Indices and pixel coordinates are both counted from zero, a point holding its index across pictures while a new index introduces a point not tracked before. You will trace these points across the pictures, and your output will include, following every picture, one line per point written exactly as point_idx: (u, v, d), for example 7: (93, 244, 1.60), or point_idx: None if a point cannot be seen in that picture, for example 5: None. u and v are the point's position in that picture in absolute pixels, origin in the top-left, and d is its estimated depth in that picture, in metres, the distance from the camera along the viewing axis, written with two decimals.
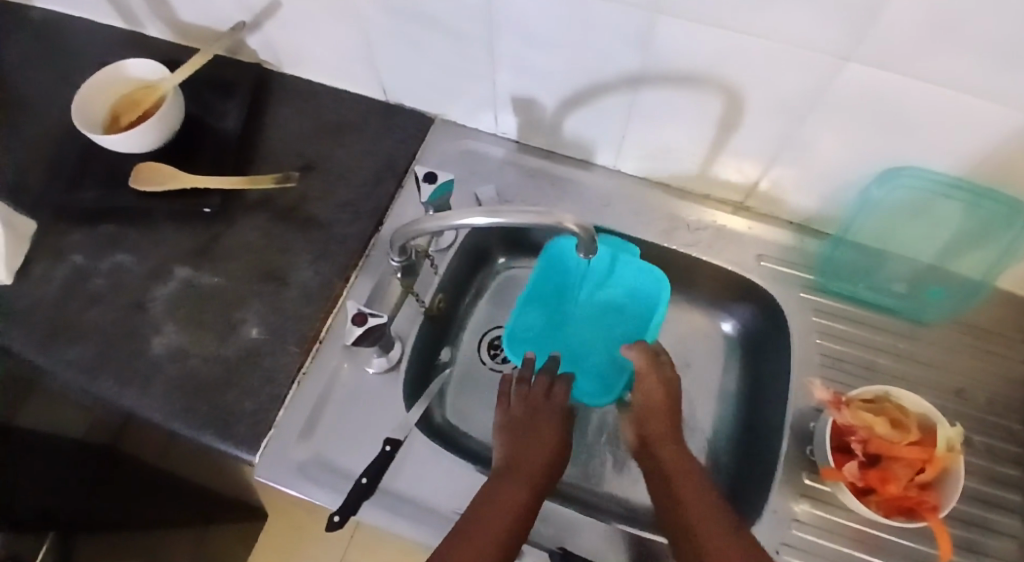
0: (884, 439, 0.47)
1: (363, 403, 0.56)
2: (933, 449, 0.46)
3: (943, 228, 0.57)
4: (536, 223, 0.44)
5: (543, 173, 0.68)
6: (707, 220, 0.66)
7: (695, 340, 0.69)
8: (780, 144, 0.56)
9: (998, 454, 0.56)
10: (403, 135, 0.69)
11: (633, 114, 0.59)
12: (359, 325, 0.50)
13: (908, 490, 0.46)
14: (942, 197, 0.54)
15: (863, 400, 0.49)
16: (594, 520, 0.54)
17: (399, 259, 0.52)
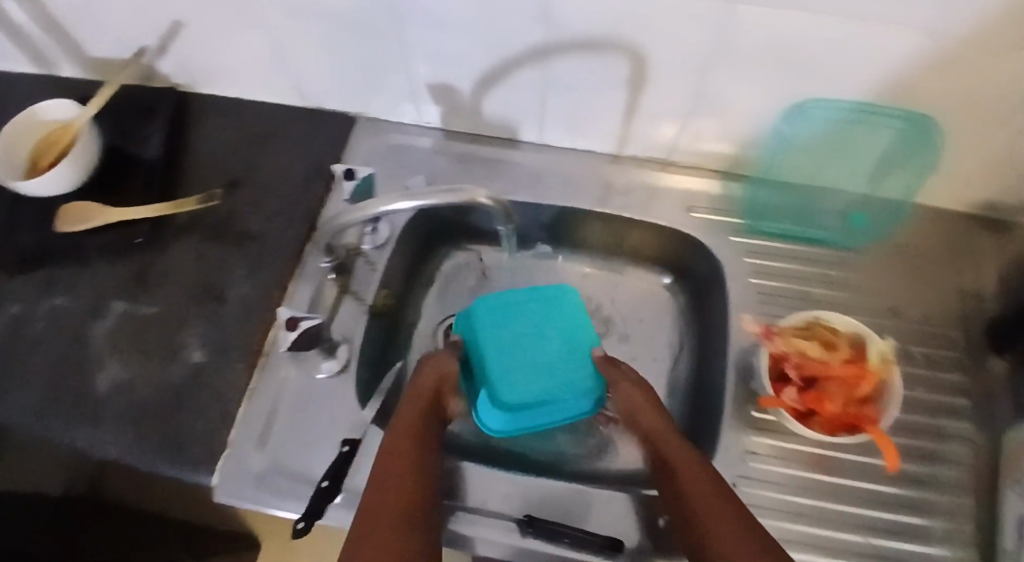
0: (817, 361, 0.48)
1: (317, 408, 0.57)
2: (866, 364, 0.47)
3: (861, 157, 0.58)
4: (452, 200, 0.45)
5: (472, 156, 0.69)
6: (636, 180, 0.67)
7: (642, 300, 0.70)
8: (692, 97, 0.57)
9: (938, 362, 0.58)
10: (328, 139, 0.70)
11: (546, 86, 0.59)
12: (292, 328, 0.50)
13: (848, 407, 0.47)
14: (857, 124, 0.55)
15: (795, 327, 0.50)
16: (558, 485, 0.54)
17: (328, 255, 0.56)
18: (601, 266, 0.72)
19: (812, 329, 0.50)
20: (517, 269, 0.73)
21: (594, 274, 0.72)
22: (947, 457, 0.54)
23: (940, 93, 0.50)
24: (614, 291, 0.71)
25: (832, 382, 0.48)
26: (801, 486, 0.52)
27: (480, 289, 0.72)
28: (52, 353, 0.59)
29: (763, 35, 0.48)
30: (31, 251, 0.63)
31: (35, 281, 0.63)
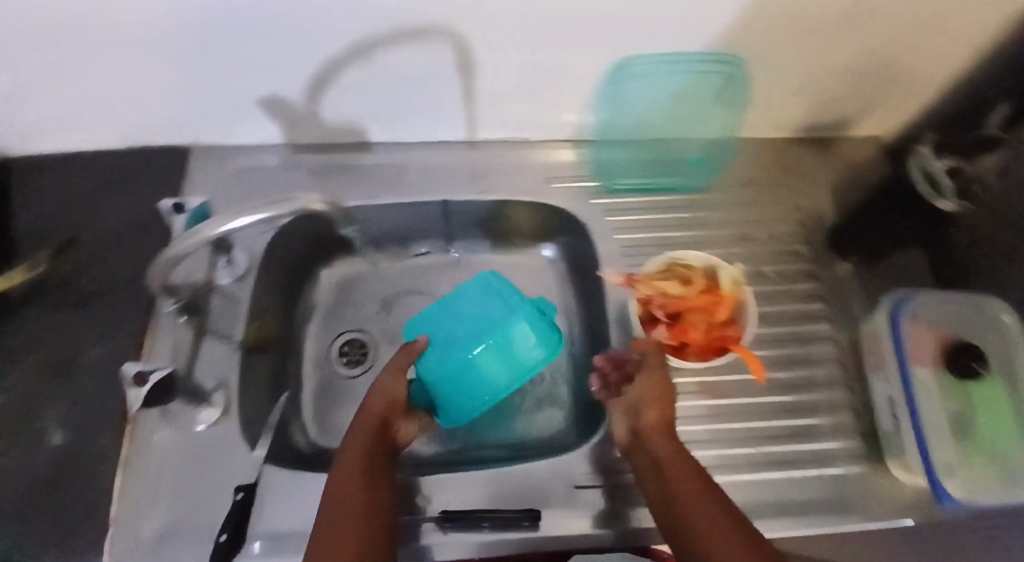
0: (678, 298, 0.51)
1: (205, 461, 0.53)
2: (721, 291, 0.51)
3: (682, 106, 0.61)
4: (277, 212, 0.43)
5: (325, 167, 0.66)
6: (495, 161, 0.67)
7: (525, 277, 0.71)
8: (524, 71, 0.57)
9: (791, 275, 0.63)
10: (165, 178, 0.65)
11: (381, 82, 0.58)
12: (142, 386, 0.46)
13: (712, 332, 0.51)
14: (667, 75, 0.58)
15: (655, 270, 0.53)
16: (469, 473, 0.54)
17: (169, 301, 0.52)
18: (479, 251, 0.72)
19: (675, 269, 0.53)
20: (398, 273, 0.71)
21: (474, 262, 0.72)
22: (814, 358, 0.60)
23: (746, 36, 0.54)
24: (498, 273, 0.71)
25: (694, 313, 0.51)
26: (694, 415, 0.57)
27: (365, 299, 0.70)
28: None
29: (579, 4, 0.49)
30: None
31: None
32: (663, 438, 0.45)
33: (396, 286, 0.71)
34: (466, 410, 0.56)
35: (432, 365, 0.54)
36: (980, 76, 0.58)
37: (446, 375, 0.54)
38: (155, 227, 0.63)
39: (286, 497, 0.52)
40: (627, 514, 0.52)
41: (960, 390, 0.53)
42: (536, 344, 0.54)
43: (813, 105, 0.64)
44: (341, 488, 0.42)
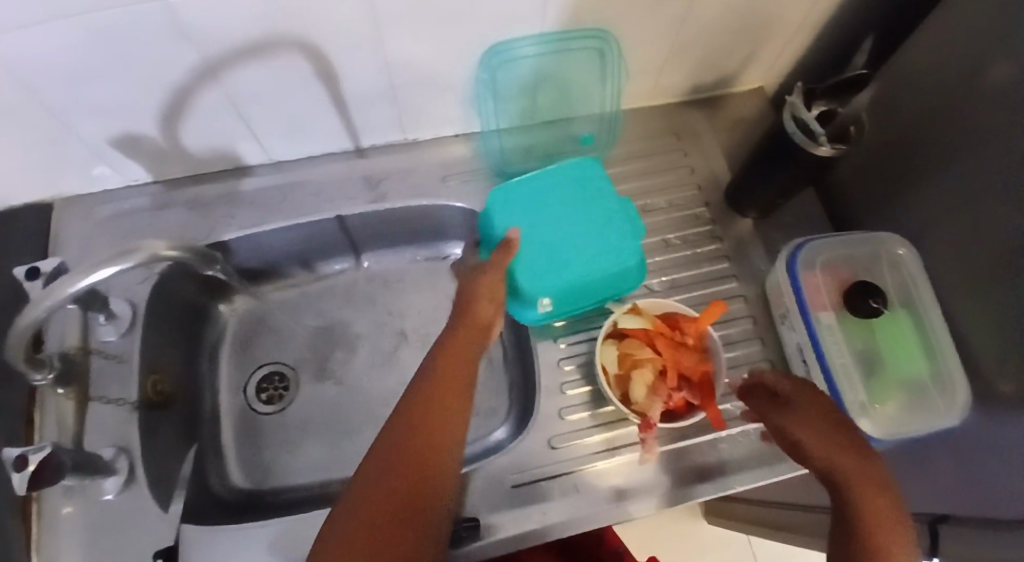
0: (657, 365, 0.54)
1: (116, 531, 0.50)
2: (656, 325, 0.55)
3: (560, 85, 0.61)
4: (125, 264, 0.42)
5: (202, 199, 0.63)
6: (385, 167, 0.65)
7: (439, 280, 0.70)
8: (387, 72, 0.55)
9: (697, 239, 0.64)
10: (28, 236, 0.60)
11: (238, 102, 0.55)
12: (23, 468, 0.42)
13: (693, 349, 0.55)
14: (537, 58, 0.57)
15: (615, 377, 0.55)
16: None
17: (41, 373, 0.49)
18: (388, 262, 0.70)
19: (623, 354, 0.55)
20: (308, 297, 0.69)
21: (385, 273, 0.70)
22: (729, 317, 0.61)
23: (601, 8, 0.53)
24: (410, 281, 0.70)
25: (677, 359, 0.54)
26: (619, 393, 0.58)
27: (276, 328, 0.67)
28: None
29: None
30: None
31: None
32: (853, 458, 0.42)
33: (306, 310, 0.68)
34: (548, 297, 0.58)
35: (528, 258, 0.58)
36: (836, 16, 0.59)
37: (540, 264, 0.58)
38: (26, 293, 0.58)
39: (209, 552, 0.49)
40: (563, 505, 0.52)
41: (865, 327, 0.55)
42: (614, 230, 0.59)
43: (690, 65, 0.63)
44: (389, 466, 0.40)
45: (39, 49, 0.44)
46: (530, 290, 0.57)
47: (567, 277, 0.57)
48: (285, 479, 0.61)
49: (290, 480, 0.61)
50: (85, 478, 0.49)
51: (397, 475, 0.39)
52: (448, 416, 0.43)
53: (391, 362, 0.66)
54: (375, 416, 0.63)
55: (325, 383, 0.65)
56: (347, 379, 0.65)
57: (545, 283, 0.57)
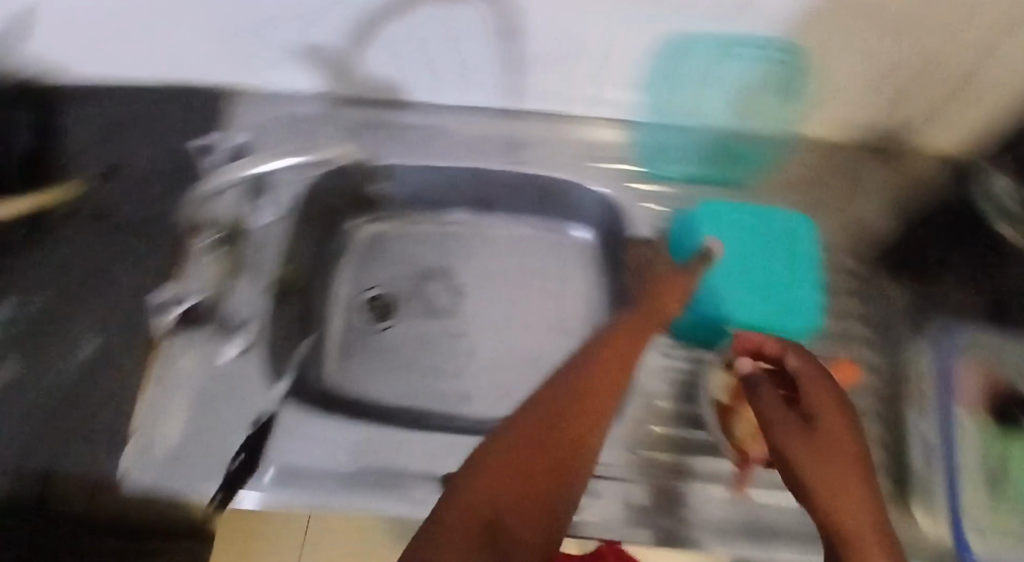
0: None
1: (225, 393, 0.54)
2: None
3: (741, 90, 0.59)
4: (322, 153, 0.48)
5: (363, 122, 0.65)
6: (537, 134, 0.65)
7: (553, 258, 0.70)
8: (578, 39, 0.55)
9: (836, 289, 0.60)
10: (203, 115, 0.64)
11: (424, 37, 0.57)
12: None
13: None
14: (725, 55, 0.55)
15: (720, 404, 0.54)
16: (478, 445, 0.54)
17: (207, 239, 0.60)
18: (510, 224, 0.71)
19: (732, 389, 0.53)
20: (430, 238, 0.71)
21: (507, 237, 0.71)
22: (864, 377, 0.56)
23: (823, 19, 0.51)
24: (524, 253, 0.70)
25: None
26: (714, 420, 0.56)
27: (396, 256, 0.70)
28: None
29: None
30: None
31: None
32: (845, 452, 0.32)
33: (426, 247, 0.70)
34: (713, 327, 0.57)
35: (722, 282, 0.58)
36: None
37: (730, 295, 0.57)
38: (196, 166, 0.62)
39: (300, 438, 0.54)
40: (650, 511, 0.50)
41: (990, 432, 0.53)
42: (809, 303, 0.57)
43: (881, 109, 0.60)
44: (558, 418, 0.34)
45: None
46: (707, 313, 0.57)
47: (766, 304, 0.57)
48: (374, 397, 0.63)
49: (378, 399, 0.63)
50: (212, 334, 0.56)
51: (564, 411, 0.34)
52: (617, 391, 0.38)
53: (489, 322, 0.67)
54: (465, 366, 0.65)
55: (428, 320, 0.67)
56: (447, 324, 0.67)
57: (740, 304, 0.57)
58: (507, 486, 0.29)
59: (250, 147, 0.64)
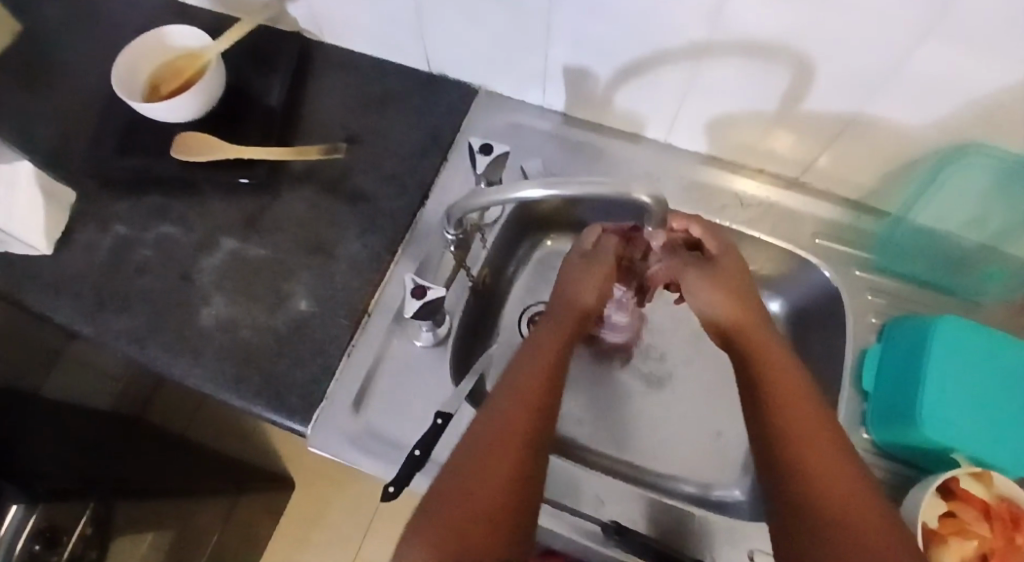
0: (981, 535, 0.47)
1: (412, 376, 0.59)
2: (993, 507, 0.47)
3: (945, 221, 0.58)
4: (603, 195, 0.43)
5: (590, 146, 0.66)
6: (760, 196, 0.63)
7: (717, 221, 0.62)
8: (846, 120, 0.54)
9: None
10: (446, 109, 0.67)
11: (685, 90, 0.58)
12: (417, 299, 0.52)
13: (995, 537, 0.47)
14: (921, 196, 0.57)
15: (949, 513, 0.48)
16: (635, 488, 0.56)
17: (454, 232, 0.53)
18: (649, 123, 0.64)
19: (953, 512, 0.48)
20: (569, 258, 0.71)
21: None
22: None
23: None
24: (681, 185, 0.64)
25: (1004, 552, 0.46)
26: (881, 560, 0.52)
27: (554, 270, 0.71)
28: (163, 284, 0.61)
29: (889, 58, 0.47)
30: (148, 177, 0.64)
31: (147, 208, 0.64)
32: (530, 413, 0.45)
33: (596, 160, 0.66)
34: (948, 421, 0.50)
35: (931, 407, 0.51)
36: None
37: (982, 420, 0.50)
38: (439, 138, 0.66)
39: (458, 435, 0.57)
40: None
41: None
42: (1012, 448, 0.50)
43: None
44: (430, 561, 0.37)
45: (758, 23, 0.48)
46: (923, 431, 0.50)
47: (985, 430, 0.50)
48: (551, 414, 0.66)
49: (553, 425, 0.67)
50: (423, 323, 0.58)
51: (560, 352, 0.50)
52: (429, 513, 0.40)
53: (641, 385, 0.70)
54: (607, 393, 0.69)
55: (603, 378, 0.70)
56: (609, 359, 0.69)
57: (960, 421, 0.50)
58: (495, 495, 0.41)
59: (516, 126, 0.67)
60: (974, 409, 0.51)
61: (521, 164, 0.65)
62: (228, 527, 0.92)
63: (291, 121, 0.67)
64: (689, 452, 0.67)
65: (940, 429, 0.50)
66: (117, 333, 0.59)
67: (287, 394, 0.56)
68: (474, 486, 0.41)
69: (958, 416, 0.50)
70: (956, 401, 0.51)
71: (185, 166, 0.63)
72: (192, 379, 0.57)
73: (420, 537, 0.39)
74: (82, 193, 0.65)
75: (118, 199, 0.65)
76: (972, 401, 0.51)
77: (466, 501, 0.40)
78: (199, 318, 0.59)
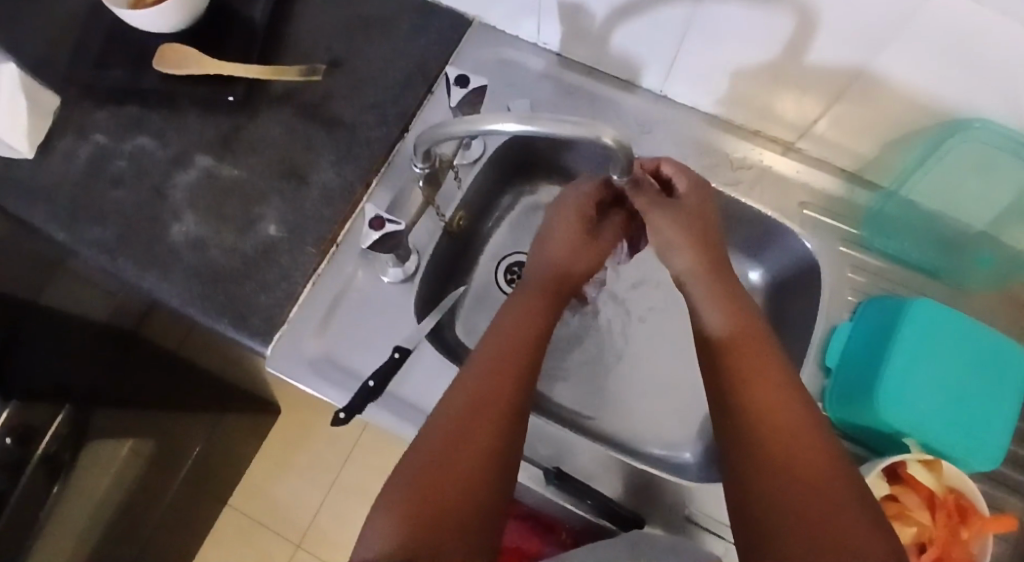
0: (924, 524, 0.46)
1: (376, 309, 0.59)
2: (937, 496, 0.46)
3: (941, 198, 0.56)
4: (574, 135, 0.38)
5: (582, 90, 0.63)
6: (753, 159, 0.61)
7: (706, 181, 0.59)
8: (850, 80, 0.50)
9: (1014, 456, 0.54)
10: (435, 39, 0.65)
11: (683, 34, 0.54)
12: (376, 230, 0.53)
13: (939, 526, 0.46)
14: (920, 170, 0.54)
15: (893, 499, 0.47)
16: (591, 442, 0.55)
17: (422, 165, 0.51)
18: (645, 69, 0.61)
19: (897, 497, 0.47)
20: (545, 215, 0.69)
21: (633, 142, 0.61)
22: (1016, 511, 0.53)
23: None
24: (671, 139, 0.61)
25: (946, 544, 0.45)
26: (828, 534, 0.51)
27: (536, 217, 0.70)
28: (137, 197, 0.61)
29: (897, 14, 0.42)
30: (128, 88, 0.63)
31: (127, 119, 0.64)
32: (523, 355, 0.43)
33: (587, 105, 0.63)
34: (905, 403, 0.49)
35: (891, 388, 0.50)
36: None
37: (941, 406, 0.50)
38: (425, 70, 0.64)
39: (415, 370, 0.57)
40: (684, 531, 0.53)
41: None
42: (966, 436, 0.49)
43: None
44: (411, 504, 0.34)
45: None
46: (878, 411, 0.49)
47: (942, 416, 0.49)
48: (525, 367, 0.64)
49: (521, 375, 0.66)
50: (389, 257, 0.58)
51: (537, 312, 0.47)
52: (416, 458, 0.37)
53: (617, 341, 0.68)
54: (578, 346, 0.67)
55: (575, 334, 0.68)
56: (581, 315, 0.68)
57: (917, 404, 0.49)
58: (472, 467, 0.36)
59: (506, 64, 0.65)
60: (934, 393, 0.50)
61: (507, 103, 0.63)
62: (215, 440, 0.93)
63: (276, 40, 0.66)
64: (657, 412, 0.65)
65: (896, 411, 0.49)
66: (90, 242, 0.59)
67: (249, 317, 0.56)
68: (451, 453, 0.37)
69: (915, 399, 0.50)
70: (918, 384, 0.50)
71: (164, 79, 0.62)
72: (157, 295, 0.56)
73: (403, 482, 0.36)
74: (63, 99, 0.64)
75: (98, 108, 0.64)
76: (934, 385, 0.50)
77: (454, 438, 0.37)
78: (170, 233, 0.59)
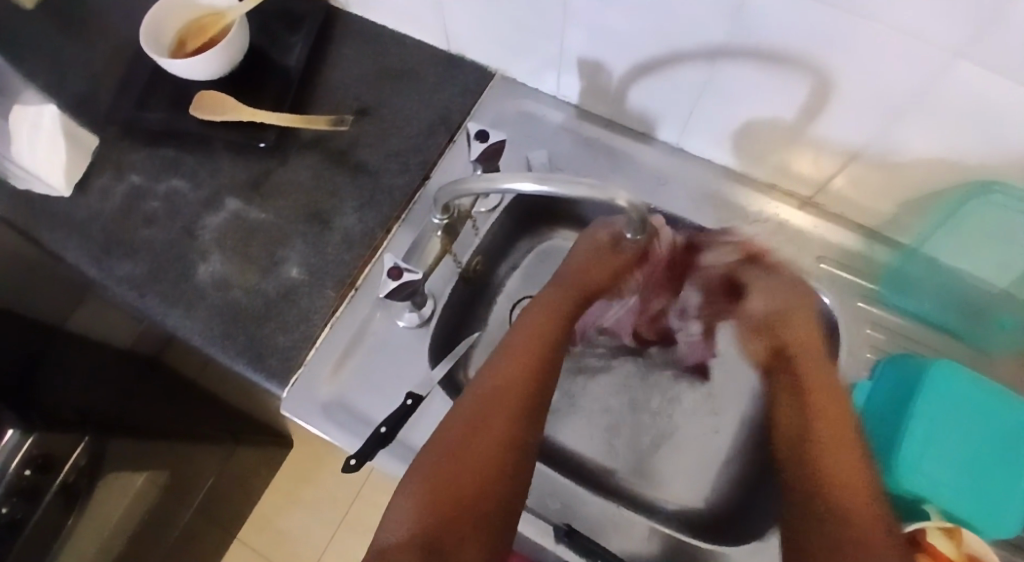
0: None
1: (391, 354, 0.60)
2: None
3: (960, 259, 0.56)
4: (588, 196, 0.39)
5: (600, 143, 0.65)
6: (769, 212, 0.61)
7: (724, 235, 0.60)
8: (869, 142, 0.51)
9: None
10: (460, 90, 0.67)
11: (701, 92, 0.55)
12: (393, 279, 0.54)
13: None
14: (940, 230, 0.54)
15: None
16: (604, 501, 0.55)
17: (441, 216, 0.52)
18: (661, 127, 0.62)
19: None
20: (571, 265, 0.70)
21: (649, 196, 0.62)
22: None
23: None
24: (687, 192, 0.62)
25: None
26: None
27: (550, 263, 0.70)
28: (167, 236, 0.63)
29: (915, 83, 0.43)
30: (165, 130, 0.66)
31: (161, 160, 0.66)
32: (530, 358, 0.51)
33: (606, 157, 0.64)
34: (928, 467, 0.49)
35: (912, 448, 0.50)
36: None
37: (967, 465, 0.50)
38: (448, 119, 0.66)
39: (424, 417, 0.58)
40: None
41: None
42: (1000, 497, 0.49)
43: None
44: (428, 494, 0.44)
45: (788, 24, 0.44)
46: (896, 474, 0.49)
47: (966, 477, 0.49)
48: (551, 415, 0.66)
49: None
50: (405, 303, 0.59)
51: (551, 320, 0.55)
52: (440, 445, 0.46)
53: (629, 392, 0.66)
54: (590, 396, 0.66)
55: (587, 381, 0.67)
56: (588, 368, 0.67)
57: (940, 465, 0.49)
58: (479, 466, 0.45)
59: (527, 115, 0.66)
60: (960, 453, 0.50)
61: (527, 154, 0.64)
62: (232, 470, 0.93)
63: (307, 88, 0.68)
64: (671, 467, 0.64)
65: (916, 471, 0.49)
66: (119, 278, 0.61)
67: (269, 358, 0.57)
68: (466, 453, 0.46)
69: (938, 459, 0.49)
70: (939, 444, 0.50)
71: (200, 123, 0.64)
72: (181, 332, 0.58)
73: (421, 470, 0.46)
74: (102, 140, 0.67)
75: (135, 150, 0.67)
76: (957, 445, 0.50)
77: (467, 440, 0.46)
78: (195, 272, 0.61)
